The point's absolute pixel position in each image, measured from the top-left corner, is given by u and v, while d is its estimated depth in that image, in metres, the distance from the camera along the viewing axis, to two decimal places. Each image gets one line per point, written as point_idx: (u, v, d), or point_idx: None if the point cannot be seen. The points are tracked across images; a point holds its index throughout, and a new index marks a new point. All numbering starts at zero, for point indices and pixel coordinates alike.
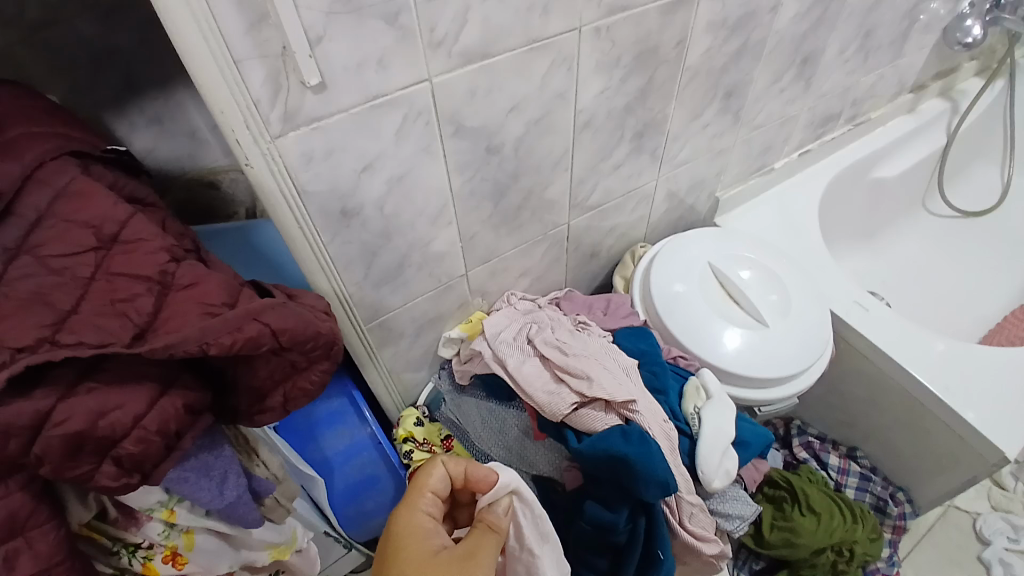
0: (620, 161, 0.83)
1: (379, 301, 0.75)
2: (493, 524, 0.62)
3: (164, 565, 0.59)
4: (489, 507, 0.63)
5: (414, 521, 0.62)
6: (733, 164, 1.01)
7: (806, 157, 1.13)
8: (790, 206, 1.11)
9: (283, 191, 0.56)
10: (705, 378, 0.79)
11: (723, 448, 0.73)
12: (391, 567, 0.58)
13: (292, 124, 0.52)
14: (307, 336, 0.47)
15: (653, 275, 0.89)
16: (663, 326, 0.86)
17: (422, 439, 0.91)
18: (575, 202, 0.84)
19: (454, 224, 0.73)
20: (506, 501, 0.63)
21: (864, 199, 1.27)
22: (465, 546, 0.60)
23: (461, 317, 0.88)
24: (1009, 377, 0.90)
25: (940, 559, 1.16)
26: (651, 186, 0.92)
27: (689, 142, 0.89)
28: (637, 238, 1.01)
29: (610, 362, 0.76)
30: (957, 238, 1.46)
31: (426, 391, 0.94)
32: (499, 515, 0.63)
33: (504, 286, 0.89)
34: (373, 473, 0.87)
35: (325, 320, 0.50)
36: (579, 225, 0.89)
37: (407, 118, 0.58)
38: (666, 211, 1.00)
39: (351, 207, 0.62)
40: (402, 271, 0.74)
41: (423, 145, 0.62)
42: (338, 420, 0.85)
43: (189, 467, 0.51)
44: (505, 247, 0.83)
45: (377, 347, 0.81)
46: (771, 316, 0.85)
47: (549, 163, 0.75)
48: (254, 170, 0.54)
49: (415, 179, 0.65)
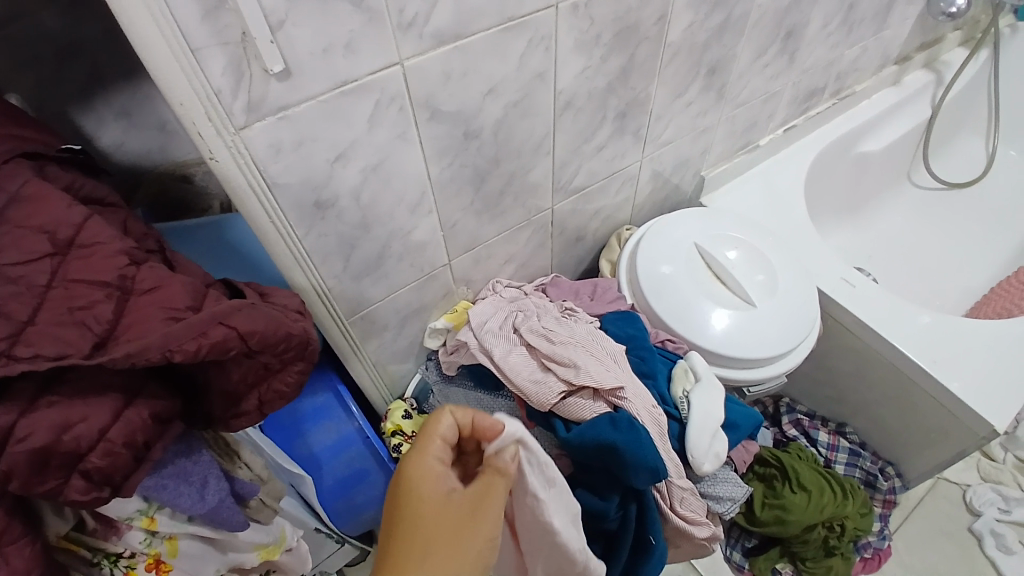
0: (603, 142, 0.81)
1: (360, 294, 0.73)
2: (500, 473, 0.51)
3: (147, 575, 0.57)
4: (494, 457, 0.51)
5: (422, 469, 0.51)
6: (718, 142, 1.00)
7: (791, 133, 1.12)
8: (775, 183, 1.09)
9: (251, 184, 0.54)
10: (693, 361, 0.78)
11: (712, 431, 0.73)
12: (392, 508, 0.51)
13: (257, 114, 0.50)
14: (278, 338, 0.46)
15: (639, 258, 0.88)
16: (650, 309, 0.85)
17: (410, 431, 0.90)
18: (558, 186, 0.82)
19: (434, 213, 0.71)
20: (514, 450, 0.52)
21: (849, 174, 1.27)
22: (474, 494, 0.50)
23: (446, 307, 0.86)
24: (997, 351, 0.90)
25: (931, 529, 1.18)
26: (636, 168, 0.90)
27: (673, 122, 0.87)
28: (622, 220, 1.00)
29: (598, 349, 0.75)
30: (943, 210, 1.46)
31: (413, 382, 0.92)
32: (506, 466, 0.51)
33: (489, 273, 0.87)
34: (362, 467, 0.86)
35: (297, 320, 0.50)
36: (564, 209, 0.87)
37: (379, 105, 0.56)
38: (651, 193, 0.99)
39: (326, 198, 0.60)
40: (382, 263, 0.72)
41: (398, 132, 0.60)
42: (324, 415, 0.83)
43: (166, 474, 0.50)
44: (489, 235, 0.81)
45: (361, 340, 0.80)
46: (759, 295, 0.84)
47: (530, 147, 0.73)
48: (220, 164, 0.51)
49: (391, 167, 0.62)
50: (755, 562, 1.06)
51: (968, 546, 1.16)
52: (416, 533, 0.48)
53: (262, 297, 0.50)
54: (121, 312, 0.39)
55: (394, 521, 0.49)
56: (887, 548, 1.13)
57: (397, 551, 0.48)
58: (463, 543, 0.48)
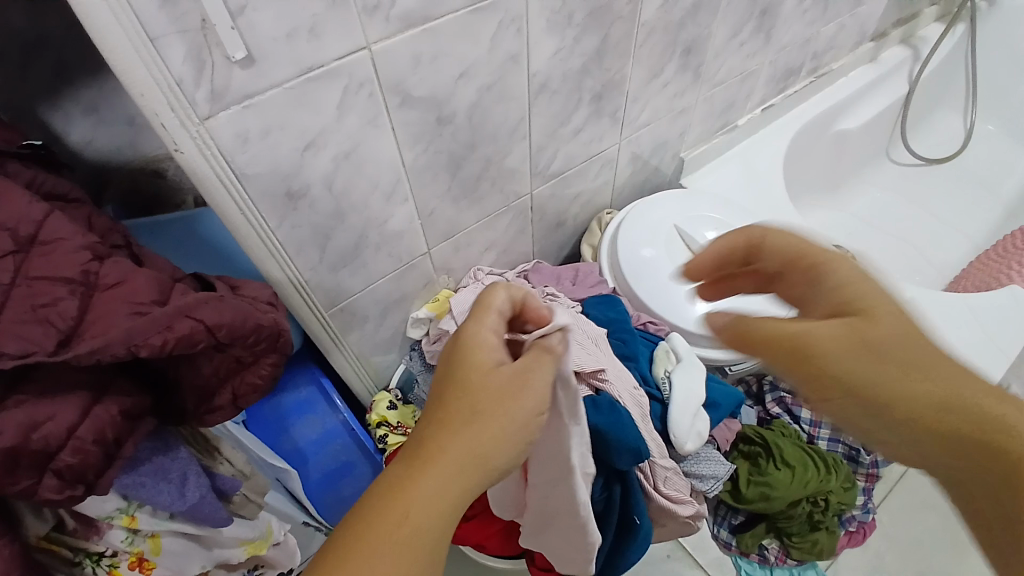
0: (580, 125, 0.80)
1: (338, 285, 0.72)
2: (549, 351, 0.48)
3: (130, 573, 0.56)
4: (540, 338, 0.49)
5: (478, 338, 0.49)
6: (697, 123, 1.00)
7: (769, 112, 1.12)
8: (754, 163, 1.10)
9: (219, 175, 0.53)
10: (675, 342, 0.79)
11: (694, 411, 0.74)
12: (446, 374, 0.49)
13: (221, 103, 0.49)
14: (248, 330, 0.46)
15: (620, 241, 0.88)
16: (632, 292, 0.85)
17: (396, 422, 0.89)
18: (536, 171, 0.81)
19: (411, 201, 0.71)
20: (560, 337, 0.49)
21: (828, 152, 1.27)
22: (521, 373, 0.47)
23: (427, 296, 0.86)
24: (973, 324, 0.92)
25: (914, 500, 1.20)
26: (615, 151, 0.90)
27: (650, 103, 0.87)
28: (603, 204, 0.99)
29: (580, 333, 0.75)
30: (922, 185, 1.48)
31: (397, 373, 0.92)
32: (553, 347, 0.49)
33: (469, 261, 0.87)
34: (348, 460, 0.86)
35: (268, 312, 0.49)
36: (543, 194, 0.87)
37: (348, 91, 0.55)
38: (631, 175, 0.98)
39: (297, 188, 0.59)
40: (360, 253, 0.71)
41: (369, 118, 0.59)
42: (308, 409, 0.83)
43: (144, 472, 0.50)
44: (468, 222, 0.80)
45: (342, 332, 0.79)
46: (738, 275, 0.85)
47: (505, 131, 0.72)
48: (185, 156, 0.50)
49: (364, 155, 0.62)
50: (741, 539, 1.07)
51: (949, 515, 1.18)
52: (463, 395, 0.47)
53: (233, 289, 0.50)
54: (85, 308, 0.38)
55: (446, 384, 0.48)
56: (871, 520, 1.14)
57: (444, 411, 0.47)
58: (504, 412, 0.46)
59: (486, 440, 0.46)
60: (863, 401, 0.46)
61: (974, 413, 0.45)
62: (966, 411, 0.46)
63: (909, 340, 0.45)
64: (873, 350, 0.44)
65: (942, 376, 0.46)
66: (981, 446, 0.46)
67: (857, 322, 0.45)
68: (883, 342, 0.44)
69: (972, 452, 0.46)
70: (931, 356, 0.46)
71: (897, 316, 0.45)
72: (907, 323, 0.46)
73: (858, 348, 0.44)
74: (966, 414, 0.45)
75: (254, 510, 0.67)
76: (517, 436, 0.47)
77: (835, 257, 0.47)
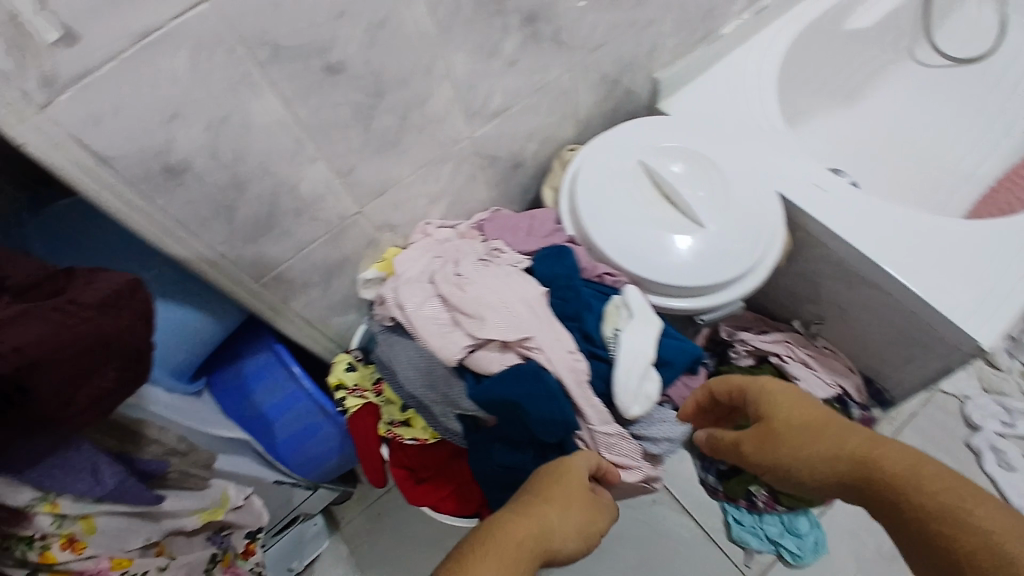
0: (514, 54, 0.69)
1: (261, 255, 0.68)
2: (600, 524, 0.57)
3: (63, 554, 0.52)
4: (602, 513, 0.58)
5: (575, 470, 0.59)
6: (670, 36, 0.87)
7: (761, 17, 0.98)
8: (744, 81, 0.96)
9: (75, 164, 0.49)
10: (627, 295, 0.69)
11: (641, 375, 0.64)
12: (554, 486, 0.56)
13: (53, 89, 0.44)
14: (61, 334, 0.38)
15: (580, 184, 0.80)
16: (590, 241, 0.78)
17: (354, 385, 0.83)
18: (472, 111, 0.72)
19: (321, 160, 0.63)
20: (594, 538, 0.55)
21: (827, 59, 1.12)
22: (589, 502, 0.56)
23: (375, 256, 0.81)
24: (1004, 254, 0.81)
25: (923, 442, 1.17)
26: (568, 78, 0.79)
27: (603, 20, 0.75)
28: (565, 138, 0.89)
29: (510, 295, 0.64)
30: (948, 88, 1.30)
31: (358, 333, 0.88)
32: (601, 515, 0.57)
33: (416, 215, 0.80)
34: (312, 423, 0.84)
35: (114, 319, 0.42)
36: (486, 136, 0.77)
37: (201, 53, 0.48)
38: (596, 104, 0.88)
39: (177, 164, 0.54)
40: (278, 221, 0.66)
41: (236, 77, 0.51)
42: (267, 375, 0.81)
43: (48, 466, 0.47)
44: (400, 174, 0.72)
45: (283, 302, 0.76)
46: (710, 215, 0.77)
47: (419, 71, 0.62)
48: (27, 150, 0.46)
49: (248, 117, 0.55)
50: (728, 485, 1.04)
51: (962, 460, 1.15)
52: (565, 483, 0.56)
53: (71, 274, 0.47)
54: None
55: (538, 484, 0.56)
56: None
57: (546, 491, 0.55)
58: (574, 509, 0.54)
59: (586, 532, 0.54)
60: (798, 463, 0.54)
61: (846, 450, 0.51)
62: (878, 477, 0.49)
63: (807, 427, 0.55)
64: (778, 425, 0.56)
65: (830, 432, 0.53)
66: (898, 507, 0.47)
67: (767, 428, 0.57)
68: (789, 406, 0.57)
69: (903, 519, 0.46)
70: (846, 429, 0.53)
71: (794, 415, 0.56)
72: (799, 417, 0.56)
73: (768, 445, 0.56)
74: (873, 470, 0.49)
75: (174, 570, 0.65)
76: (569, 542, 0.52)
77: (791, 395, 0.58)
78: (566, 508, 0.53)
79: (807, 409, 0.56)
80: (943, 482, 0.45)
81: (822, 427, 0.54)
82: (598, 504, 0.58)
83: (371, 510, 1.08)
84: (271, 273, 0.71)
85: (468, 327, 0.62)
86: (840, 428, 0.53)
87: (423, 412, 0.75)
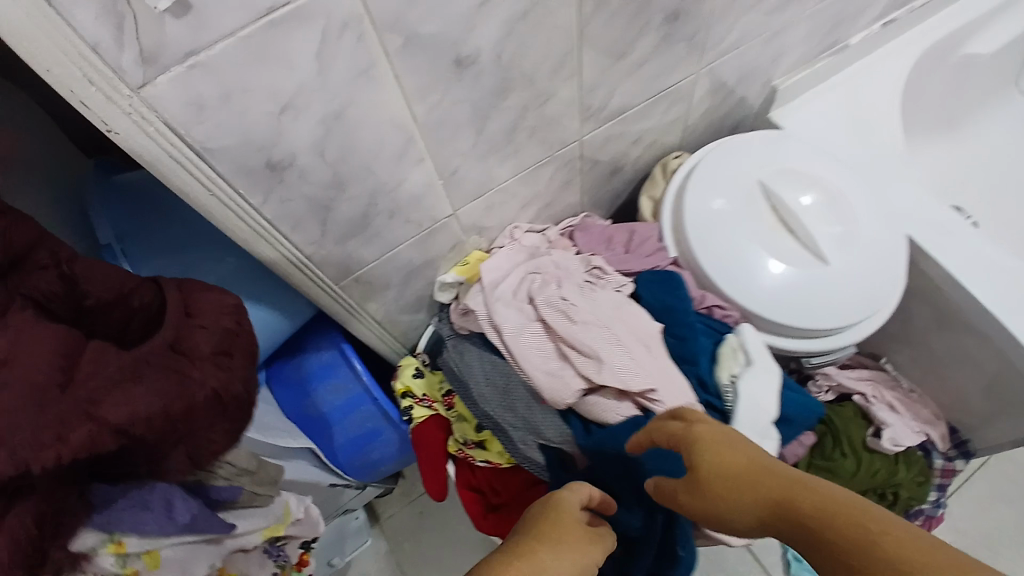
0: (646, 55, 0.62)
1: (347, 257, 0.61)
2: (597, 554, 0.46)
3: None
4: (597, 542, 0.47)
5: (564, 501, 0.49)
6: (799, 41, 0.78)
7: (891, 27, 0.89)
8: (865, 100, 0.87)
9: (170, 154, 0.42)
10: (745, 338, 0.63)
11: (760, 433, 0.58)
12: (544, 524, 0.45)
13: (157, 67, 0.37)
14: (188, 399, 0.33)
15: (689, 200, 0.73)
16: (697, 267, 0.71)
17: (422, 395, 0.77)
18: (588, 114, 0.64)
19: (427, 160, 0.57)
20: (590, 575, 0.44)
21: (945, 83, 1.02)
22: (585, 535, 0.46)
23: (456, 259, 0.74)
24: None
25: (986, 492, 1.12)
26: (690, 82, 0.71)
27: (740, 21, 0.67)
28: (670, 145, 0.81)
29: (626, 333, 0.58)
30: None
31: (425, 335, 0.80)
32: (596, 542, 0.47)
33: (506, 220, 0.73)
34: (373, 427, 0.78)
35: (225, 372, 0.36)
36: (595, 140, 0.70)
37: (328, 37, 0.41)
38: (708, 112, 0.80)
39: (280, 159, 0.47)
40: (371, 223, 0.59)
41: (360, 66, 0.45)
42: (330, 374, 0.75)
43: (119, 508, 0.41)
44: (501, 177, 0.65)
45: (360, 302, 0.69)
46: (834, 251, 0.70)
47: (547, 69, 0.56)
48: (121, 137, 0.40)
49: (363, 111, 0.48)
50: None
51: None
52: (556, 516, 0.46)
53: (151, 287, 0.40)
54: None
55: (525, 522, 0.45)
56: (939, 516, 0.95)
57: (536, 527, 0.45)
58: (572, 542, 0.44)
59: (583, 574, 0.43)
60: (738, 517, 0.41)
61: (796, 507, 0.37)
62: (827, 534, 0.35)
63: (743, 470, 0.41)
64: (702, 473, 0.43)
65: (759, 480, 0.40)
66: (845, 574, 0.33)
67: (694, 476, 0.43)
68: (711, 448, 0.44)
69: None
70: (781, 478, 0.40)
71: (715, 462, 0.43)
72: (729, 456, 0.42)
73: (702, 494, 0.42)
74: (821, 527, 0.35)
75: None
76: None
77: (696, 438, 0.45)
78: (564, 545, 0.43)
79: (738, 448, 0.43)
80: (869, 541, 0.33)
81: (745, 475, 0.41)
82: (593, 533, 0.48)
83: (412, 509, 1.03)
84: (353, 274, 0.64)
85: (583, 370, 0.56)
86: (761, 474, 0.40)
87: (501, 434, 0.69)
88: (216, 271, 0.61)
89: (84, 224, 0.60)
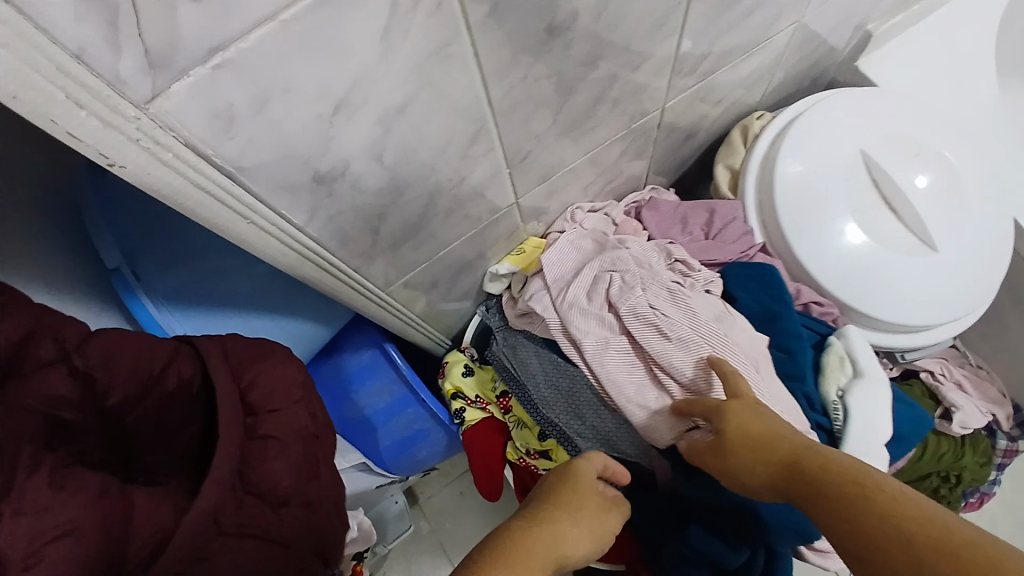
0: (755, 3, 0.50)
1: (396, 262, 0.52)
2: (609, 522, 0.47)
3: None
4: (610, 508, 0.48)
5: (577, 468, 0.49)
6: None
7: None
8: (966, 43, 0.75)
9: (191, 181, 0.32)
10: (853, 346, 0.57)
11: (873, 453, 0.52)
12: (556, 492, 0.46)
13: (171, 72, 0.26)
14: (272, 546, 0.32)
15: (780, 177, 0.63)
16: (789, 256, 0.63)
17: (473, 395, 0.70)
18: (677, 78, 0.53)
19: (496, 150, 0.46)
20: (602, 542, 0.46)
21: None
22: (599, 503, 0.47)
23: (510, 246, 0.63)
24: None
25: None
26: (790, 31, 0.59)
27: None
28: (749, 104, 0.69)
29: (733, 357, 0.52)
30: None
31: (471, 326, 0.72)
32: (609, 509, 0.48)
33: (568, 201, 0.63)
34: (419, 429, 0.71)
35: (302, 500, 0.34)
36: (677, 106, 0.59)
37: (399, 10, 0.30)
38: (796, 63, 0.68)
39: (329, 169, 0.37)
40: (426, 224, 0.49)
41: (435, 45, 0.34)
42: (371, 375, 0.68)
43: None
44: (572, 157, 0.55)
45: (407, 303, 0.61)
46: (945, 236, 0.62)
47: (645, 30, 0.44)
48: (128, 169, 0.30)
49: (432, 100, 0.37)
50: None
51: None
52: (566, 486, 0.47)
53: (185, 345, 0.35)
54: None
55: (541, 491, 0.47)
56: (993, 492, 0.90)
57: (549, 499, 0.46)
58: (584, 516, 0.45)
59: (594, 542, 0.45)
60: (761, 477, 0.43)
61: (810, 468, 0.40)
62: (836, 485, 0.38)
63: (767, 437, 0.44)
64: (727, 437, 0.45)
65: (780, 444, 0.43)
66: (851, 523, 0.36)
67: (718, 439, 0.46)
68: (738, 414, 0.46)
69: (856, 542, 0.35)
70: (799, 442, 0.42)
71: (740, 428, 0.45)
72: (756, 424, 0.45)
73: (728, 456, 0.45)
74: (836, 483, 0.38)
75: None
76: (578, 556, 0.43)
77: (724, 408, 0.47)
78: (574, 518, 0.44)
79: (769, 417, 0.46)
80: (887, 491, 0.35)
81: (766, 441, 0.44)
82: (608, 501, 0.48)
83: (452, 489, 1.00)
84: (401, 278, 0.55)
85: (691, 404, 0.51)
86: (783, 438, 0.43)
87: (566, 444, 0.62)
88: (247, 281, 0.51)
89: (80, 235, 0.49)
